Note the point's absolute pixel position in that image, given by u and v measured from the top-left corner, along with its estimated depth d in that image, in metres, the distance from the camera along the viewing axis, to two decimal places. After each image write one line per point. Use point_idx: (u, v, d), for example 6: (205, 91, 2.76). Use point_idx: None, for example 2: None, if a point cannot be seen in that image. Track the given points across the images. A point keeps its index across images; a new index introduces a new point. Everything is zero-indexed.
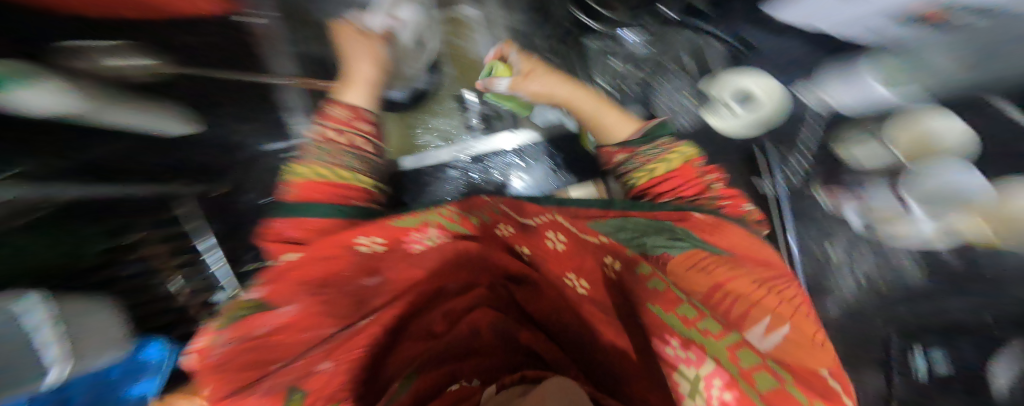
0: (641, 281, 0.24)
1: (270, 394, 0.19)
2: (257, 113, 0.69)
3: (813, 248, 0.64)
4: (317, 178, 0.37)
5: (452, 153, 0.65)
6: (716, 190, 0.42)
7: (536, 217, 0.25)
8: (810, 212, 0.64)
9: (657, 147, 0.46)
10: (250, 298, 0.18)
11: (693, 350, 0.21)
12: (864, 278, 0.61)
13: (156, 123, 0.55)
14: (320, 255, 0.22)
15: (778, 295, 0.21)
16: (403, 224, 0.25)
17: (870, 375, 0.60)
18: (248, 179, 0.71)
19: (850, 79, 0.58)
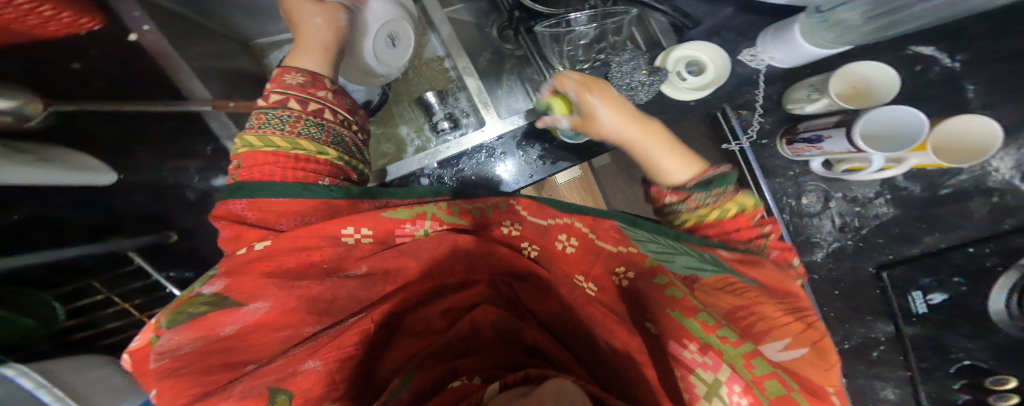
0: (659, 288, 0.29)
1: (248, 396, 0.25)
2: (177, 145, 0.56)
3: (790, 203, 0.65)
4: (275, 148, 0.39)
5: (420, 161, 0.59)
6: (769, 241, 0.34)
7: (553, 219, 0.33)
8: (783, 169, 0.65)
9: (713, 189, 0.36)
10: (209, 292, 0.27)
11: (710, 355, 0.25)
12: (841, 221, 0.64)
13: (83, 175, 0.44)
14: (287, 249, 0.30)
15: (803, 321, 0.24)
16: (393, 215, 0.33)
17: (880, 324, 0.63)
18: (203, 223, 0.64)
19: (781, 38, 0.52)
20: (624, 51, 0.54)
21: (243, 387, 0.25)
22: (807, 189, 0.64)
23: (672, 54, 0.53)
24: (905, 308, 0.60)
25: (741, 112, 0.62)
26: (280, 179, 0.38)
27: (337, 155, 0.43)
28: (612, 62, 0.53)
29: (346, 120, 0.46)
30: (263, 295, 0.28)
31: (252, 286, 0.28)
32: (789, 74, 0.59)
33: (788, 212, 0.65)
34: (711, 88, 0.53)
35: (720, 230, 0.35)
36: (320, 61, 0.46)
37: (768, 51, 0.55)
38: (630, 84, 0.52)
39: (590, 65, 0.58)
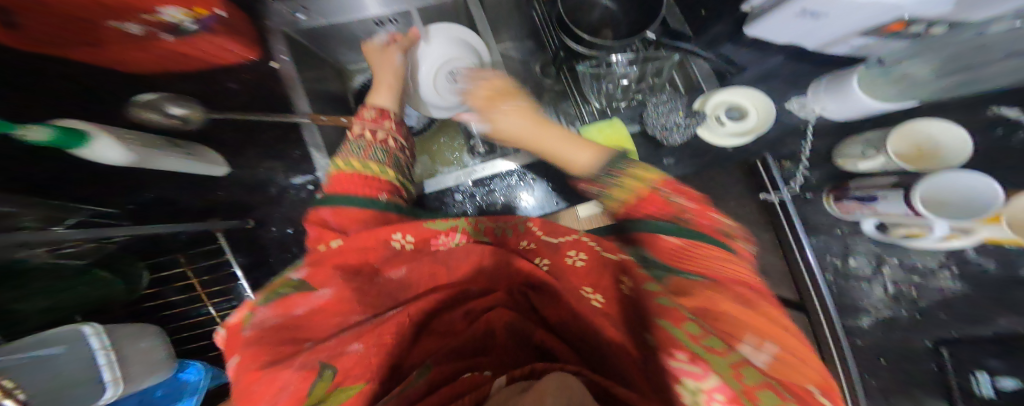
0: (653, 298, 0.30)
1: (305, 367, 0.27)
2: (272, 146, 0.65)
3: (835, 262, 0.63)
4: (347, 171, 0.47)
5: (456, 178, 0.64)
6: (689, 208, 0.39)
7: (563, 236, 0.42)
8: (829, 226, 0.63)
9: (613, 170, 0.42)
10: (294, 278, 0.33)
11: (699, 364, 0.23)
12: (895, 290, 0.58)
13: (191, 166, 0.53)
14: (358, 247, 0.37)
15: (757, 319, 0.29)
16: (434, 226, 0.40)
17: (930, 399, 0.55)
18: (274, 215, 0.70)
19: (837, 92, 0.51)
20: (663, 92, 0.58)
21: (303, 360, 0.27)
22: (855, 251, 0.61)
23: (712, 98, 0.54)
24: (969, 390, 0.50)
25: (784, 163, 0.62)
26: (354, 195, 0.45)
27: (392, 175, 0.50)
28: (650, 102, 0.57)
29: (402, 146, 0.55)
30: (331, 283, 0.33)
31: (330, 279, 0.33)
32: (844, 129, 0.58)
33: (830, 271, 0.63)
34: (753, 135, 0.53)
35: (660, 217, 0.38)
36: (390, 97, 0.57)
37: (819, 103, 0.55)
38: (667, 124, 0.57)
39: (627, 104, 0.60)
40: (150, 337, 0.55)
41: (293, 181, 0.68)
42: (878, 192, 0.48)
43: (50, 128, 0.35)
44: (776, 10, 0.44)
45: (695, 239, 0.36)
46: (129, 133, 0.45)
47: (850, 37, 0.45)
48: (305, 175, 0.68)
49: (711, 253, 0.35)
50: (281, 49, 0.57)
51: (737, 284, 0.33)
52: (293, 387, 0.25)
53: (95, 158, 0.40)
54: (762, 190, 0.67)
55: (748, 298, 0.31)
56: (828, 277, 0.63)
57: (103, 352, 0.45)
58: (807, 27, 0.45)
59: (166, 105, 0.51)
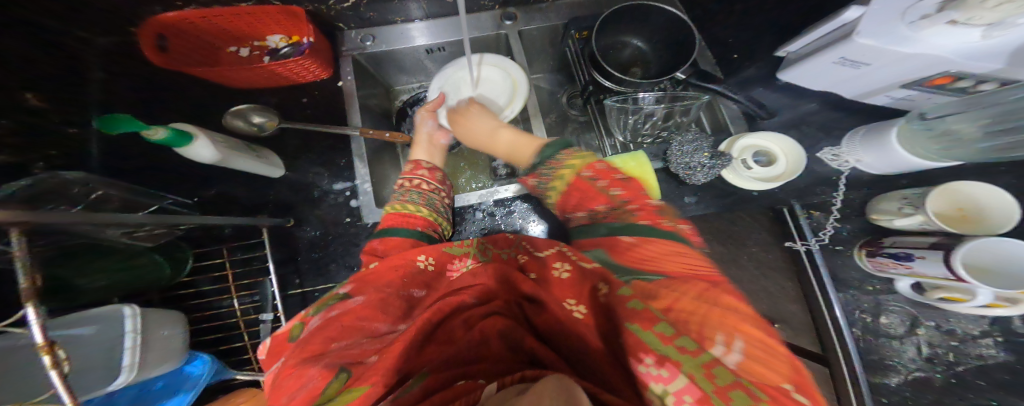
0: (623, 302, 0.28)
1: (327, 367, 0.28)
2: (329, 154, 0.72)
3: (865, 319, 0.60)
4: (396, 211, 0.52)
5: (478, 197, 0.66)
6: (618, 195, 0.39)
7: (548, 249, 0.41)
8: (858, 282, 0.61)
9: (551, 162, 0.45)
10: (339, 292, 0.36)
11: (667, 367, 0.21)
12: (929, 351, 0.58)
13: (258, 166, 0.59)
14: (392, 266, 0.40)
15: (724, 308, 0.26)
16: (452, 251, 0.43)
17: None
18: (313, 215, 0.70)
19: (874, 145, 0.52)
20: (687, 132, 0.56)
21: (328, 360, 0.29)
22: (888, 308, 0.60)
23: (738, 142, 0.54)
24: None
25: (813, 212, 0.61)
26: (399, 225, 0.49)
27: (418, 207, 0.53)
28: (673, 141, 0.56)
29: (438, 189, 0.57)
30: (364, 292, 0.36)
31: (366, 289, 0.37)
32: (882, 183, 0.58)
33: (858, 326, 0.60)
34: (782, 180, 0.52)
35: (603, 220, 0.39)
36: (432, 153, 0.62)
37: (854, 154, 0.55)
38: (690, 164, 0.54)
39: (652, 140, 0.61)
40: (178, 325, 0.48)
41: (331, 185, 0.71)
42: (914, 250, 0.48)
43: (169, 129, 0.43)
44: (814, 56, 0.47)
45: (647, 235, 0.34)
46: (223, 136, 0.52)
47: (892, 87, 0.47)
48: (346, 182, 0.72)
49: (662, 249, 0.32)
50: (349, 70, 0.64)
51: (696, 279, 0.29)
52: (312, 383, 0.26)
53: (198, 156, 0.48)
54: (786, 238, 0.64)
55: (708, 290, 0.27)
56: (857, 332, 0.60)
57: (131, 335, 0.39)
58: (853, 74, 0.47)
59: (251, 116, 0.62)
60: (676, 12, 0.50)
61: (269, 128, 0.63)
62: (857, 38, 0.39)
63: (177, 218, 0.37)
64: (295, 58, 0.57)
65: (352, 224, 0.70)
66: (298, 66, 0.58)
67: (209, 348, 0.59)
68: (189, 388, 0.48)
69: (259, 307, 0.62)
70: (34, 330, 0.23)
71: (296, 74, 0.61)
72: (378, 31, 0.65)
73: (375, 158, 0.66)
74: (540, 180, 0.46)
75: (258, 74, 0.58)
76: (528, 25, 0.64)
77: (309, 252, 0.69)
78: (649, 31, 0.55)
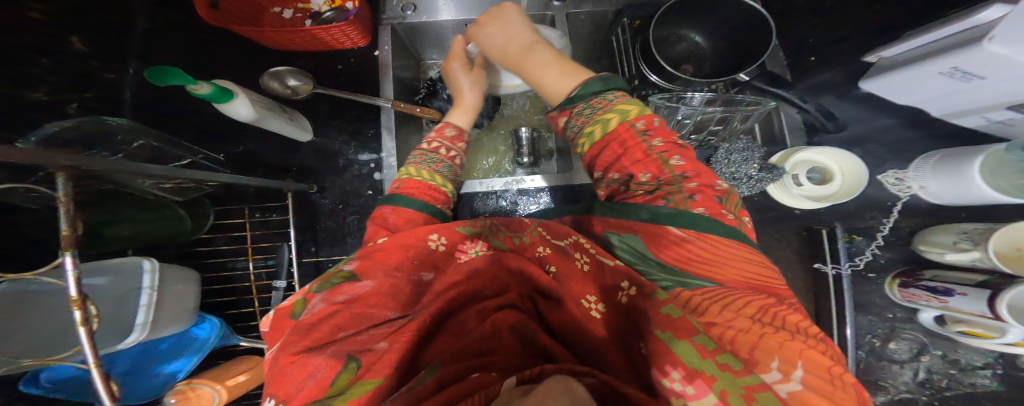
0: (655, 306, 0.27)
1: (334, 357, 0.26)
2: (357, 124, 0.70)
3: (874, 342, 0.58)
4: (419, 179, 0.50)
5: (505, 184, 0.63)
6: (674, 167, 0.36)
7: (565, 238, 0.38)
8: (881, 308, 0.58)
9: (596, 102, 0.42)
10: (346, 270, 0.33)
11: (695, 384, 0.19)
12: (924, 376, 0.56)
13: (287, 129, 0.57)
14: (401, 244, 0.37)
15: (786, 332, 0.24)
16: (465, 231, 0.38)
17: None
18: (336, 184, 0.69)
19: (945, 172, 0.47)
20: (738, 139, 0.52)
21: (335, 348, 0.27)
22: (899, 335, 0.58)
23: (794, 155, 0.50)
24: None
25: (854, 237, 0.57)
26: (420, 200, 0.47)
27: (445, 182, 0.51)
28: (721, 146, 0.52)
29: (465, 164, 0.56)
30: (372, 276, 0.33)
31: (374, 272, 0.34)
32: (936, 212, 0.54)
33: (865, 348, 0.59)
34: (830, 202, 0.49)
35: (643, 194, 0.37)
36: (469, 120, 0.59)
37: (918, 180, 0.51)
38: (736, 174, 0.51)
39: (696, 144, 0.56)
40: (190, 284, 0.49)
41: (356, 156, 0.70)
42: (958, 288, 0.45)
43: (214, 86, 0.41)
44: (914, 65, 0.42)
45: (700, 229, 0.32)
46: (258, 96, 0.50)
47: (992, 108, 0.43)
48: (372, 154, 0.70)
49: (727, 250, 0.31)
50: (386, 40, 0.61)
51: (757, 291, 0.28)
52: (320, 374, 0.25)
53: (232, 113, 0.46)
54: (815, 260, 0.60)
55: (769, 306, 0.26)
56: (861, 354, 0.58)
57: (148, 292, 0.40)
58: (946, 85, 0.42)
59: (288, 80, 0.59)
60: (751, 4, 0.45)
61: (303, 92, 0.60)
62: (987, 44, 0.34)
63: (206, 177, 0.36)
64: (334, 26, 0.53)
65: (372, 197, 0.69)
66: (339, 32, 0.55)
67: (218, 310, 0.61)
68: (193, 352, 0.50)
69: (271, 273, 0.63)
70: (69, 280, 0.24)
71: (337, 41, 0.59)
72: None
73: (402, 131, 0.64)
74: (572, 121, 0.44)
75: (298, 39, 0.56)
76: (577, 8, 0.58)
77: (327, 221, 0.69)
78: (714, 23, 0.50)
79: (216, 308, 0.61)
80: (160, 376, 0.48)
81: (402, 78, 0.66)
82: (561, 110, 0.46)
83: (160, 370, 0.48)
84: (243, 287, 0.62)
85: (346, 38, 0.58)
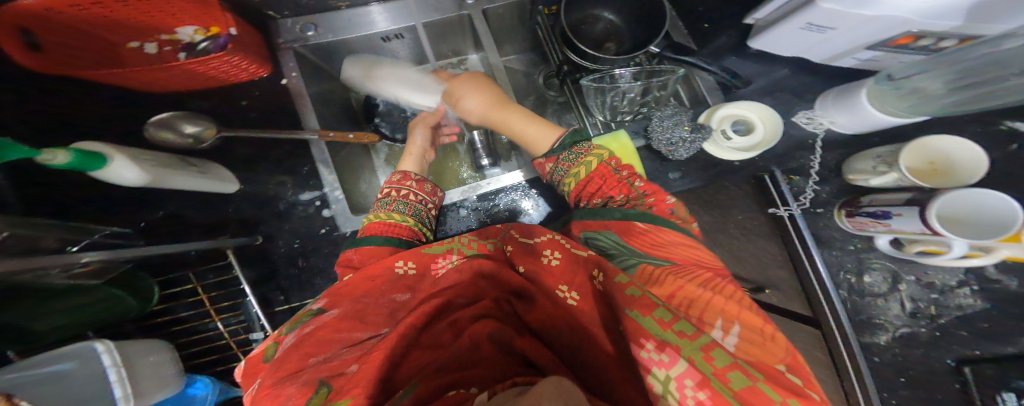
0: (620, 290, 0.29)
1: (308, 383, 0.25)
2: (290, 162, 0.67)
3: (850, 279, 0.60)
4: (380, 220, 0.50)
5: (462, 193, 0.64)
6: (642, 187, 0.42)
7: (541, 236, 0.37)
8: (842, 242, 0.60)
9: (576, 149, 0.47)
10: (315, 307, 0.33)
11: (667, 352, 0.22)
12: (912, 306, 0.58)
13: (201, 184, 0.52)
14: (367, 276, 0.37)
15: (723, 295, 0.28)
16: (432, 250, 0.39)
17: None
18: (284, 228, 0.66)
19: (845, 105, 0.51)
20: (668, 106, 0.54)
21: (307, 377, 0.26)
22: (870, 267, 0.59)
23: (717, 113, 0.52)
24: None
25: (792, 178, 0.60)
26: (385, 236, 0.47)
27: (394, 214, 0.51)
28: (654, 116, 0.54)
29: (426, 199, 0.55)
30: (338, 305, 0.34)
31: (341, 302, 0.34)
32: (855, 143, 0.57)
33: (845, 288, 0.60)
34: (760, 149, 0.51)
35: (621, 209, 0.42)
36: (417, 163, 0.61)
37: (828, 116, 0.55)
38: (672, 139, 0.52)
39: (632, 117, 0.58)
40: (160, 352, 0.46)
41: (298, 196, 0.67)
42: (892, 209, 0.47)
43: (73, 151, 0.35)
44: (782, 23, 0.45)
45: (658, 225, 0.37)
46: (142, 155, 0.44)
47: (855, 51, 0.47)
48: (314, 191, 0.67)
49: (677, 238, 0.36)
50: (292, 66, 0.59)
51: (702, 268, 0.32)
52: (290, 401, 0.24)
53: (120, 180, 0.41)
54: (770, 206, 0.63)
55: (712, 279, 0.30)
56: (844, 294, 0.59)
57: (113, 369, 0.38)
58: (812, 38, 0.46)
59: (184, 127, 0.53)
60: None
61: (209, 138, 0.55)
62: (821, 3, 0.37)
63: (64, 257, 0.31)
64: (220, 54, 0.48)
65: (329, 234, 0.67)
66: (223, 63, 0.50)
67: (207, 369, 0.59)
68: None
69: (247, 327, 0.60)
70: None
71: (236, 76, 0.55)
72: (319, 18, 0.58)
73: (342, 161, 0.62)
74: (559, 165, 0.49)
75: (190, 79, 0.51)
76: (491, 4, 0.58)
77: (284, 267, 0.65)
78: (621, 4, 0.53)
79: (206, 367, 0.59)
80: None
81: (326, 107, 0.62)
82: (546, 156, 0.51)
83: None
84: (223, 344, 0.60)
85: (247, 72, 0.55)
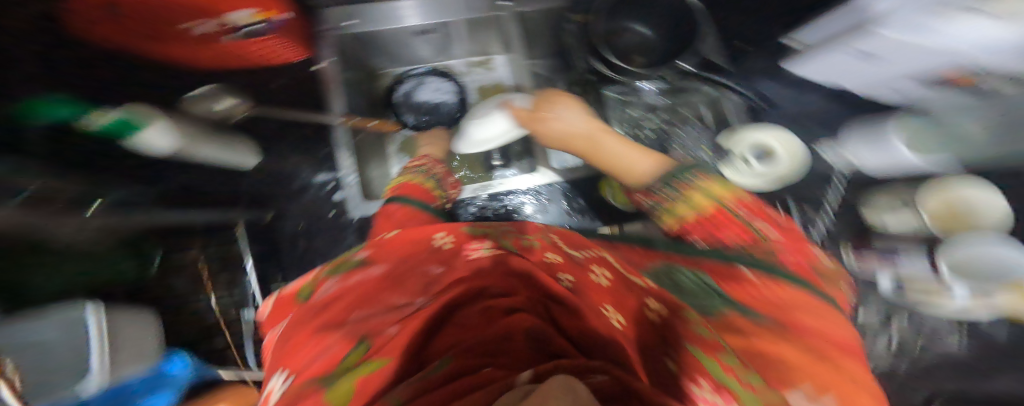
0: (686, 323, 0.19)
1: (347, 336, 0.25)
2: (306, 143, 0.66)
3: None
4: (416, 182, 0.54)
5: (473, 191, 0.66)
6: (776, 240, 0.29)
7: (584, 251, 0.30)
8: None
9: (677, 183, 0.35)
10: (358, 256, 0.32)
11: (723, 395, 0.13)
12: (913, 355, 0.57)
13: (226, 155, 0.54)
14: (410, 238, 0.34)
15: (843, 372, 0.15)
16: (471, 231, 0.34)
17: None
18: (293, 208, 0.66)
19: (869, 139, 0.50)
20: (689, 125, 0.57)
21: (350, 328, 0.26)
22: None
23: (742, 134, 0.51)
24: None
25: (805, 207, 0.59)
26: (421, 196, 0.51)
27: (426, 179, 0.56)
28: (675, 135, 0.57)
29: (450, 177, 0.62)
30: (383, 261, 0.31)
31: (385, 257, 0.32)
32: None
33: None
34: (777, 178, 0.50)
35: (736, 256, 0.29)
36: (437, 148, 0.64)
37: (848, 150, 0.54)
38: (689, 157, 0.56)
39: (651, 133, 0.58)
40: (146, 325, 0.46)
41: (311, 177, 0.66)
42: (903, 249, 0.48)
43: (119, 115, 0.40)
44: (838, 43, 0.45)
45: (776, 276, 0.24)
46: (185, 122, 0.46)
47: (897, 81, 0.45)
48: (329, 173, 0.66)
49: (806, 300, 0.21)
50: (328, 53, 0.62)
51: (837, 346, 0.18)
52: (332, 350, 0.24)
53: (151, 146, 0.42)
54: None
55: (843, 356, 0.17)
56: None
57: (96, 335, 0.35)
58: (853, 67, 0.47)
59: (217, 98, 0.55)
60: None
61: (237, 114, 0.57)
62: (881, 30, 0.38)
63: None
64: (267, 37, 0.51)
65: (336, 218, 0.66)
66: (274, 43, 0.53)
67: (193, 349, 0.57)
68: (172, 388, 0.49)
69: (239, 303, 0.61)
70: None
71: (276, 55, 0.57)
72: (358, 9, 0.60)
73: (358, 149, 0.63)
74: (653, 201, 0.38)
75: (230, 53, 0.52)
76: (525, 7, 0.60)
77: (287, 247, 0.65)
78: (661, 20, 0.52)
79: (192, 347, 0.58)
80: None
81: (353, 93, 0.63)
82: (642, 191, 0.39)
83: None
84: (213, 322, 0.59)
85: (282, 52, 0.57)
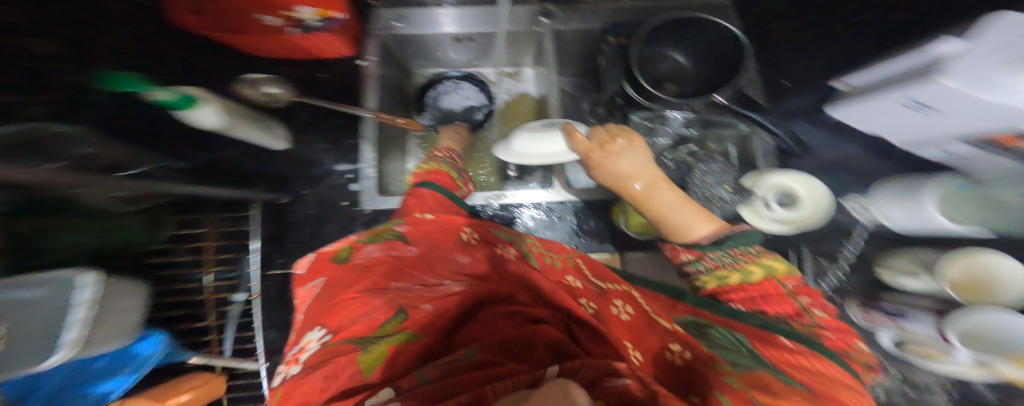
0: (717, 375, 0.22)
1: (388, 304, 0.31)
2: (337, 132, 0.68)
3: None
4: (442, 169, 0.55)
5: (486, 199, 0.65)
6: (821, 317, 0.29)
7: (610, 284, 0.36)
8: None
9: (736, 252, 0.34)
10: (400, 230, 0.39)
11: None
12: None
13: (258, 137, 0.54)
14: (443, 226, 0.42)
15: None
16: (499, 234, 0.42)
17: None
18: (312, 193, 0.68)
19: (900, 194, 0.44)
20: (712, 160, 0.56)
21: (391, 297, 0.32)
22: None
23: (765, 176, 0.49)
24: None
25: (820, 259, 0.54)
26: (446, 185, 0.52)
27: (451, 169, 0.57)
28: (697, 168, 0.55)
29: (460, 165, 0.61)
30: (417, 244, 0.39)
31: (420, 241, 0.39)
32: None
33: None
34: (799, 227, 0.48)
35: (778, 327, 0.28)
36: (453, 141, 0.65)
37: (881, 206, 0.47)
38: (709, 195, 0.53)
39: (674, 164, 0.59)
40: (137, 297, 0.47)
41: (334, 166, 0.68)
42: (910, 310, 0.41)
43: (174, 93, 0.40)
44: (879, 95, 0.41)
45: (813, 344, 0.23)
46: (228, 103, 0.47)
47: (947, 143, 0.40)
48: (351, 164, 0.69)
49: (833, 370, 0.21)
50: (372, 51, 0.61)
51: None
52: (374, 314, 0.29)
53: (200, 123, 0.44)
54: None
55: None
56: None
57: (79, 308, 0.36)
58: (908, 120, 0.41)
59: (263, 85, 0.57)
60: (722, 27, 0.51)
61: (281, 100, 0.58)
62: (941, 79, 0.33)
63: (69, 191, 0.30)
64: (319, 34, 0.57)
65: (349, 208, 0.67)
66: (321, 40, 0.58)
67: (169, 325, 0.56)
68: (133, 371, 0.47)
69: (232, 286, 0.61)
70: None
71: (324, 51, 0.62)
72: (408, 12, 0.61)
73: (383, 144, 0.64)
74: (700, 261, 0.37)
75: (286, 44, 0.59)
76: (565, 25, 0.61)
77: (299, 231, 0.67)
78: (698, 47, 0.54)
79: (170, 324, 0.56)
80: (88, 396, 0.44)
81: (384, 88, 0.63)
82: (688, 249, 0.38)
83: (93, 388, 0.45)
84: (197, 301, 0.59)
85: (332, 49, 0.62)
